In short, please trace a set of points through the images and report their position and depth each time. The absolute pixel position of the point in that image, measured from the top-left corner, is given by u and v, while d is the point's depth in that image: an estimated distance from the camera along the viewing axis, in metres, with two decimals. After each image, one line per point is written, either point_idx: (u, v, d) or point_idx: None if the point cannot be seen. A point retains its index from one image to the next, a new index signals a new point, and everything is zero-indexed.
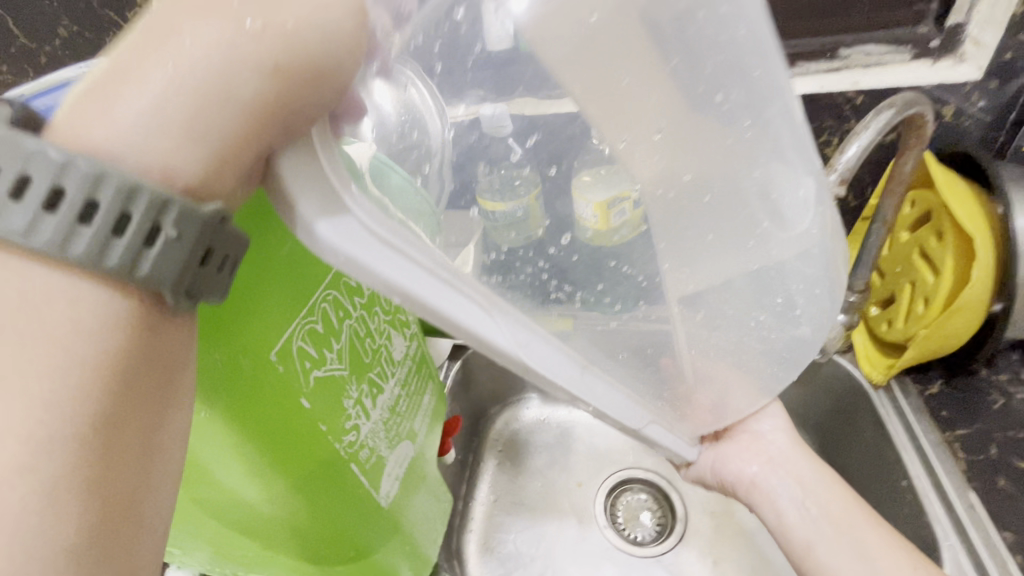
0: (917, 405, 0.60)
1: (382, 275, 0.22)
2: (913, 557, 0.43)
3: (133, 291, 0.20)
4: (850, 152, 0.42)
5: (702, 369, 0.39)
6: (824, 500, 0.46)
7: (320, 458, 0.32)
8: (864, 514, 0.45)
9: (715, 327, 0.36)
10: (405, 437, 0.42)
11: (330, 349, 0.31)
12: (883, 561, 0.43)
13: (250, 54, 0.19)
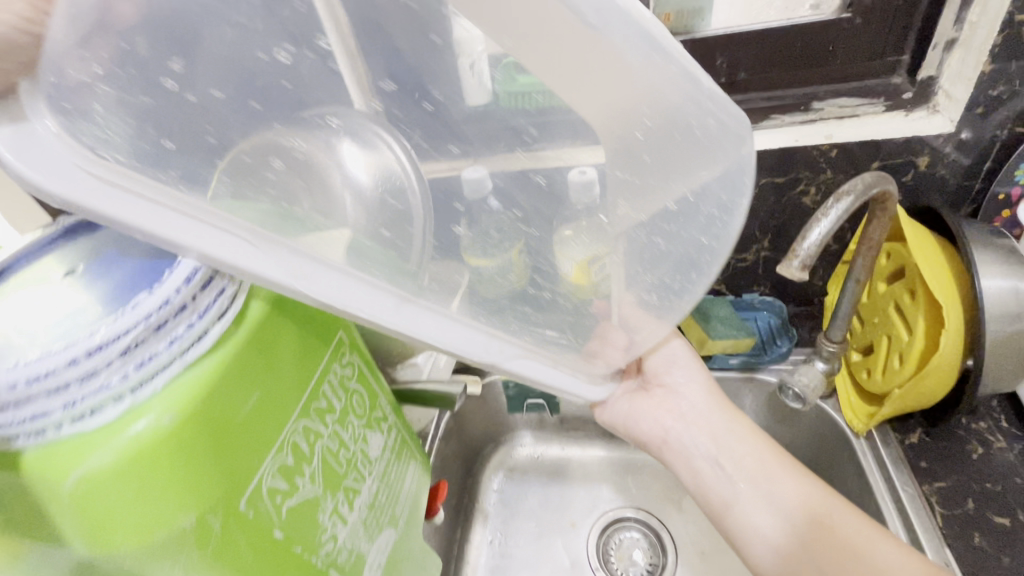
0: (896, 456, 0.61)
1: (100, 210, 0.22)
2: (812, 486, 0.50)
3: None
4: (811, 238, 0.42)
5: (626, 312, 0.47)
6: (730, 447, 0.53)
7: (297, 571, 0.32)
8: (773, 456, 0.52)
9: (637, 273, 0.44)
10: (386, 525, 0.44)
11: (302, 475, 0.32)
12: (784, 496, 0.49)
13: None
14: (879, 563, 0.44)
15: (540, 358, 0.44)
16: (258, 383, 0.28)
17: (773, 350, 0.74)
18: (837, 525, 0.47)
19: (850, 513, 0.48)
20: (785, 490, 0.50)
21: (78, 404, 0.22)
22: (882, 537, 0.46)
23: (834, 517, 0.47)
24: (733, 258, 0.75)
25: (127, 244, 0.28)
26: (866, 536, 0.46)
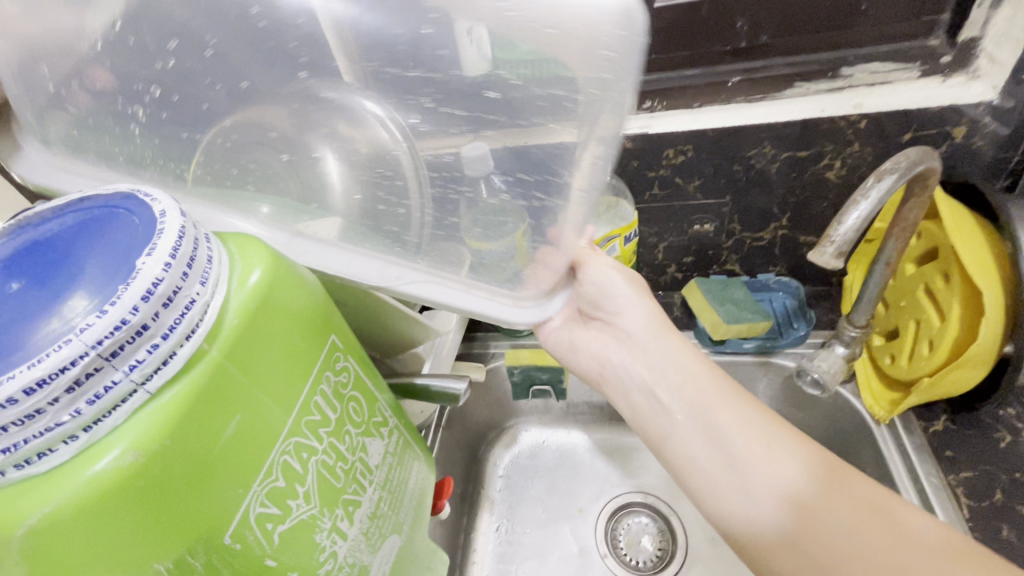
0: (920, 445, 0.58)
1: None
2: (753, 411, 0.46)
3: None
4: (849, 221, 0.38)
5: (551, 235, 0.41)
6: (671, 376, 0.51)
7: None
8: (718, 390, 0.48)
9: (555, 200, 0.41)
10: (391, 532, 0.41)
11: (295, 497, 0.30)
12: (719, 421, 0.46)
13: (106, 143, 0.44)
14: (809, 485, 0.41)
15: (454, 284, 0.42)
16: (239, 405, 0.25)
17: (790, 333, 0.70)
18: (771, 448, 0.43)
19: (789, 436, 0.44)
20: (720, 415, 0.47)
21: (22, 448, 0.19)
22: (818, 459, 0.42)
23: (769, 442, 0.44)
24: (749, 237, 0.71)
25: (86, 249, 0.24)
26: (802, 460, 0.42)
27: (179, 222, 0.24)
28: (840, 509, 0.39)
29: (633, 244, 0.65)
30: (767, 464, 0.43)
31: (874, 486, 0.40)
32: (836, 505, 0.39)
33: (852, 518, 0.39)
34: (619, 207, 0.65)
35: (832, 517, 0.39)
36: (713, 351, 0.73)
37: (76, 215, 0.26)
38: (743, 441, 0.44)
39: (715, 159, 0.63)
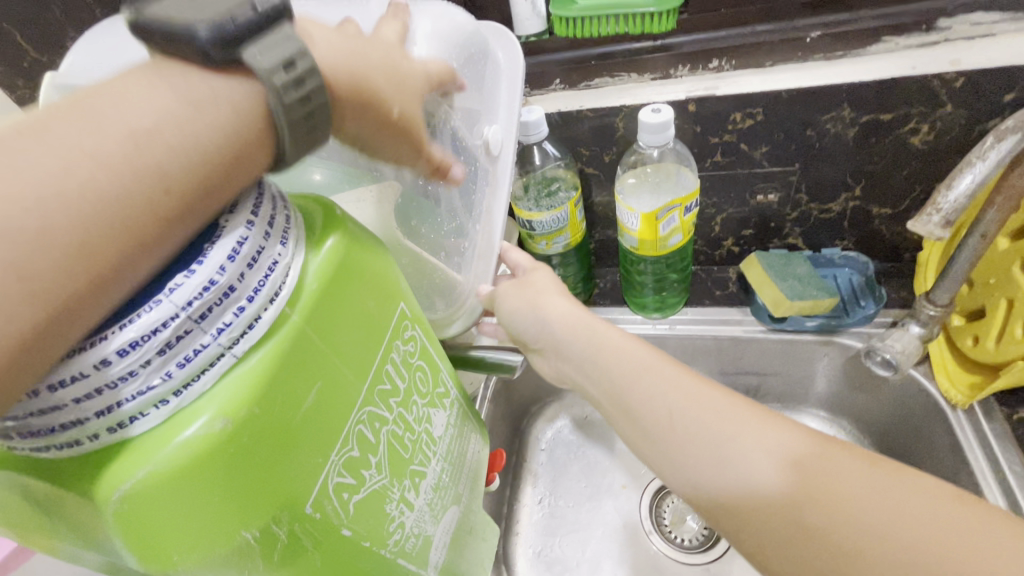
0: (1002, 431, 0.54)
1: None
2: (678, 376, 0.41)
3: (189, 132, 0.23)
4: (959, 189, 0.35)
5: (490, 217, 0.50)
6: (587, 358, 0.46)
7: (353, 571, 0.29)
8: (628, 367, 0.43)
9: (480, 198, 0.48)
10: (451, 504, 0.41)
11: (369, 467, 0.29)
12: (645, 394, 0.41)
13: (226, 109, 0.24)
14: (754, 449, 0.35)
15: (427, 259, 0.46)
16: (318, 372, 0.24)
17: (857, 312, 0.66)
18: (705, 413, 0.38)
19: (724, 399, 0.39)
20: (646, 387, 0.41)
21: (115, 412, 0.18)
22: (758, 416, 0.37)
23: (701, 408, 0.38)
24: (816, 209, 0.67)
25: None
26: (743, 418, 0.37)
27: None
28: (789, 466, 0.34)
29: (693, 215, 0.61)
30: (701, 432, 0.37)
31: (820, 437, 0.36)
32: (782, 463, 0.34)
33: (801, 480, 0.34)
34: (679, 175, 0.62)
35: (777, 479, 0.34)
36: (772, 328, 0.70)
37: None
38: (676, 411, 0.39)
39: (786, 123, 0.59)
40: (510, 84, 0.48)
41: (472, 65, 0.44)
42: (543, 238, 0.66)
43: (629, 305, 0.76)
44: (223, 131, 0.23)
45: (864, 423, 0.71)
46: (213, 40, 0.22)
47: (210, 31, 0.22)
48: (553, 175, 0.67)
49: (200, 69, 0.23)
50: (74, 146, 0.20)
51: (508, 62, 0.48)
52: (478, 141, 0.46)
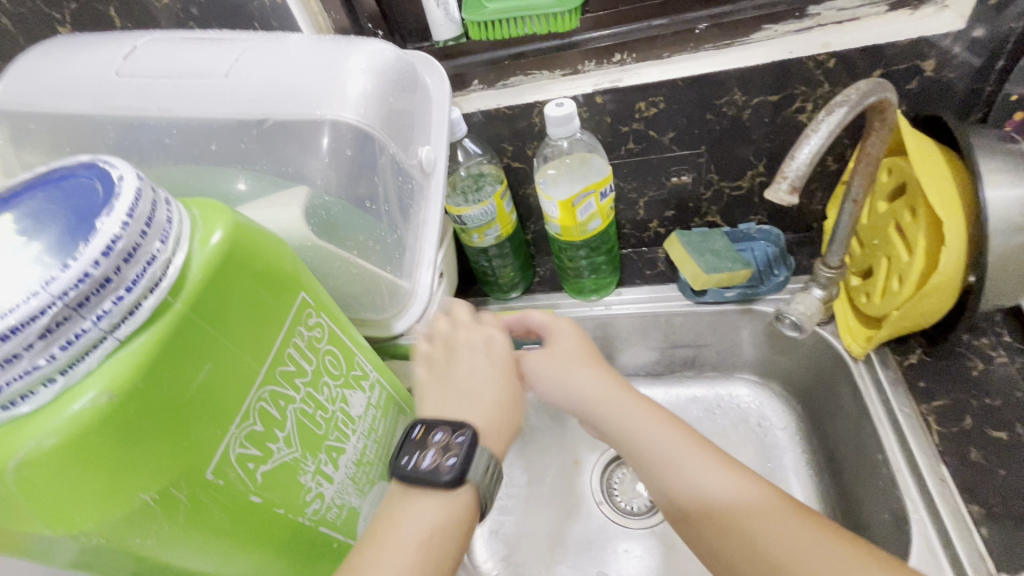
0: (894, 378, 0.60)
1: None
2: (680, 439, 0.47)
3: (436, 502, 0.39)
4: (801, 156, 0.40)
5: (423, 226, 0.54)
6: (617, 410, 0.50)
7: (268, 535, 0.33)
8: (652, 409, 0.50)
9: (413, 208, 0.53)
10: (379, 478, 0.44)
11: (275, 440, 0.32)
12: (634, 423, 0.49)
13: (448, 496, 0.40)
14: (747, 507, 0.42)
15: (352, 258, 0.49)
16: (208, 354, 0.27)
17: (770, 280, 0.71)
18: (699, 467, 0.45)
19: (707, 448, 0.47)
20: (636, 426, 0.49)
21: (4, 391, 0.22)
22: (754, 482, 0.44)
23: (678, 448, 0.46)
24: (727, 187, 0.72)
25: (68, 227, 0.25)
26: (712, 465, 0.45)
27: (132, 173, 0.26)
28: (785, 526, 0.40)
29: (610, 200, 0.66)
30: (688, 480, 0.45)
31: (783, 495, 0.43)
32: (755, 514, 0.42)
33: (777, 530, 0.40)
34: (592, 161, 0.66)
35: (790, 511, 0.41)
36: (696, 301, 0.75)
37: (33, 176, 0.28)
38: (696, 470, 0.45)
39: (688, 110, 0.64)
40: (439, 107, 0.56)
41: (405, 90, 0.50)
42: (475, 232, 0.69)
43: (568, 290, 0.81)
44: (457, 515, 0.39)
45: (790, 384, 0.77)
46: (448, 471, 0.39)
47: (447, 474, 0.39)
48: (479, 170, 0.70)
49: (441, 490, 0.39)
50: (388, 564, 0.36)
51: (442, 90, 0.56)
52: (412, 162, 0.51)
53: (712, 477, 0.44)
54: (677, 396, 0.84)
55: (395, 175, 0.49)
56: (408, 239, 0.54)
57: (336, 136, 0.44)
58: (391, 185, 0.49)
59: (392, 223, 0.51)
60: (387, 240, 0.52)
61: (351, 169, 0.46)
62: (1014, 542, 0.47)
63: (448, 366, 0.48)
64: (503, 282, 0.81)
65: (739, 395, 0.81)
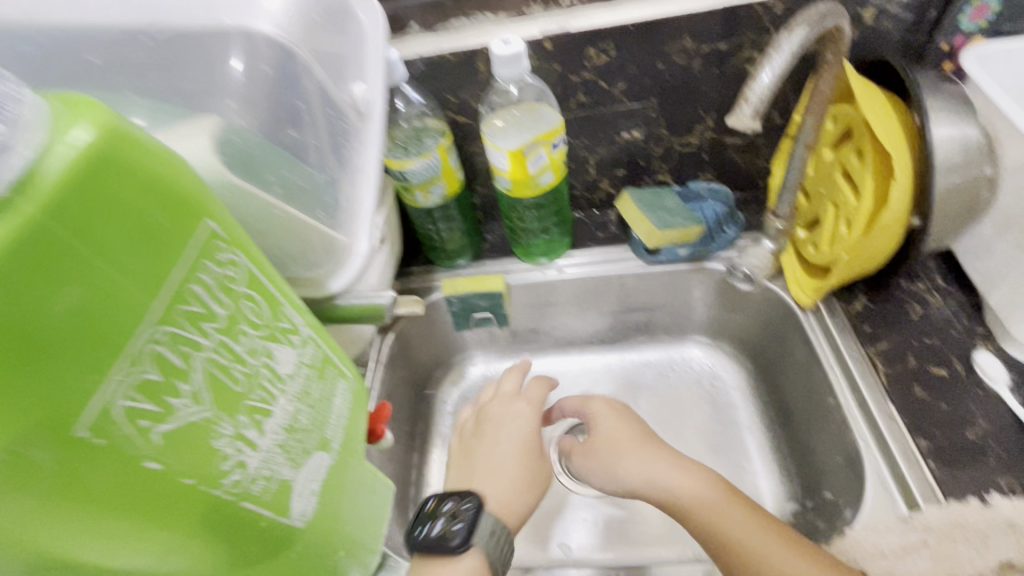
0: (842, 324, 0.61)
1: None
2: (661, 457, 0.53)
3: (462, 555, 0.46)
4: (763, 80, 0.38)
5: (359, 173, 0.49)
6: (609, 441, 0.55)
7: (173, 509, 0.27)
8: (641, 434, 0.55)
9: (346, 151, 0.48)
10: (316, 449, 0.38)
11: (177, 394, 0.27)
12: (597, 443, 0.56)
13: (473, 553, 0.47)
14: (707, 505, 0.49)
15: (275, 202, 0.42)
16: (76, 276, 0.23)
17: (721, 237, 0.71)
18: (673, 479, 0.51)
19: (664, 449, 0.54)
20: (616, 445, 0.55)
21: None
22: (721, 488, 0.49)
23: (641, 451, 0.53)
24: (677, 143, 0.70)
25: None
26: (687, 476, 0.51)
27: None
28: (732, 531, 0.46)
29: (561, 152, 0.62)
30: (667, 494, 0.50)
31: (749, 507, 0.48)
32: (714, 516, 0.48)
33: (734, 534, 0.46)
34: (541, 112, 0.62)
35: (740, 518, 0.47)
36: (649, 261, 0.73)
37: None
38: (670, 486, 0.50)
39: (638, 58, 0.61)
40: (376, 42, 0.49)
41: (335, 16, 0.46)
42: (418, 189, 0.64)
43: (519, 256, 0.77)
44: (479, 559, 0.46)
45: (740, 342, 0.77)
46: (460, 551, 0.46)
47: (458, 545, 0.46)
48: (420, 123, 0.65)
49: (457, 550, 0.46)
50: None
51: (377, 19, 0.49)
52: (345, 97, 0.46)
53: (668, 475, 0.51)
54: (631, 362, 0.83)
55: (324, 106, 0.44)
56: (341, 186, 0.49)
57: (249, 49, 0.39)
58: (319, 118, 0.45)
59: (321, 163, 0.47)
60: (319, 183, 0.47)
61: (269, 93, 0.42)
62: (961, 471, 0.48)
63: (487, 440, 0.57)
64: (450, 248, 0.76)
65: (692, 358, 0.81)
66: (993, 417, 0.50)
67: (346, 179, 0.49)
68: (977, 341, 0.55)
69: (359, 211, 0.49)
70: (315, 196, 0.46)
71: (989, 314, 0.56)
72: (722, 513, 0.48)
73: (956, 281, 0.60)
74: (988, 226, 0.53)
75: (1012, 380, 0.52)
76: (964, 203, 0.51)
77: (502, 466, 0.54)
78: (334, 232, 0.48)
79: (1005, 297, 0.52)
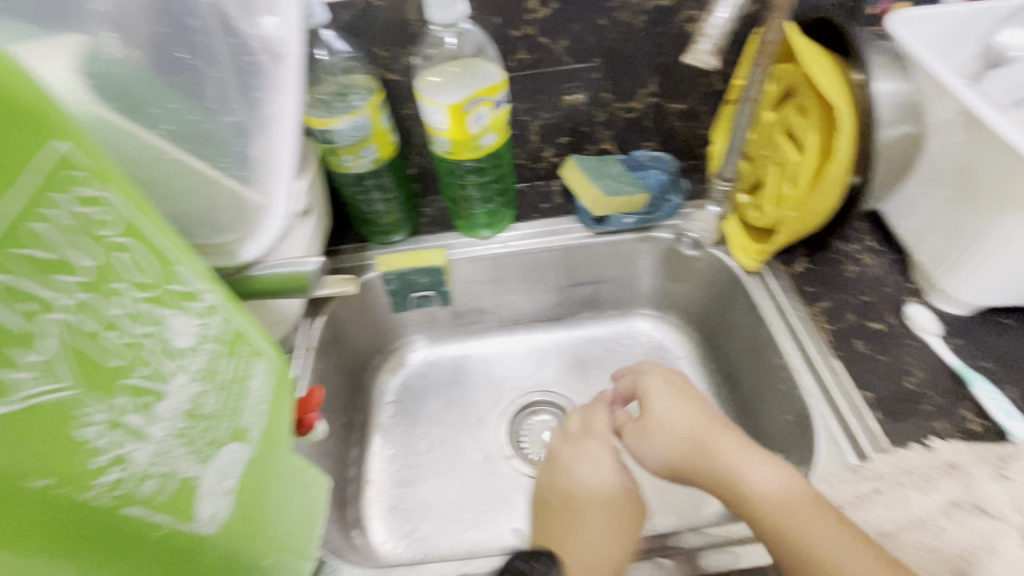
0: (784, 286, 0.61)
1: None
2: (737, 444, 0.45)
3: None
4: (721, 17, 0.35)
5: (275, 120, 0.43)
6: (672, 420, 0.48)
7: (25, 526, 0.20)
8: (716, 421, 0.47)
9: (255, 93, 0.41)
10: (227, 439, 0.32)
11: (15, 368, 0.20)
12: (651, 423, 0.49)
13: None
14: (774, 494, 0.41)
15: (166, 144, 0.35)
16: None
17: (666, 205, 0.70)
18: (740, 465, 0.43)
19: (737, 439, 0.45)
20: (685, 428, 0.47)
21: None
22: (791, 472, 0.42)
23: (709, 441, 0.46)
24: (621, 109, 0.68)
25: None
26: (761, 465, 0.43)
27: None
28: (792, 520, 0.39)
29: (504, 111, 0.58)
30: (733, 481, 0.43)
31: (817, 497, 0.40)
32: (778, 506, 0.40)
33: (798, 526, 0.38)
34: (480, 67, 0.57)
35: (802, 506, 0.39)
36: (596, 231, 0.71)
37: None
38: (735, 476, 0.43)
39: (580, 13, 0.58)
40: None
41: None
42: (347, 152, 0.58)
43: (460, 230, 0.73)
44: None
45: (685, 313, 0.77)
46: None
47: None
48: (345, 79, 0.58)
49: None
50: None
51: None
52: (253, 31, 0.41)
53: (736, 467, 0.43)
54: (579, 339, 0.81)
55: (225, 37, 0.39)
56: (255, 135, 0.41)
57: None
58: (221, 50, 0.38)
59: (229, 106, 0.39)
60: (227, 131, 0.39)
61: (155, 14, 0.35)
62: (902, 419, 0.49)
63: (568, 493, 0.50)
64: (386, 223, 0.70)
65: (639, 331, 0.80)
66: (926, 365, 0.52)
67: (260, 125, 0.41)
68: (907, 296, 0.58)
69: (277, 164, 0.43)
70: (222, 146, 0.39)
71: (916, 268, 0.58)
72: (793, 510, 0.39)
73: (885, 241, 0.63)
74: (916, 184, 0.55)
75: (940, 331, 0.54)
76: (903, 153, 0.51)
77: (591, 529, 0.47)
78: (247, 189, 0.41)
79: (932, 251, 0.55)
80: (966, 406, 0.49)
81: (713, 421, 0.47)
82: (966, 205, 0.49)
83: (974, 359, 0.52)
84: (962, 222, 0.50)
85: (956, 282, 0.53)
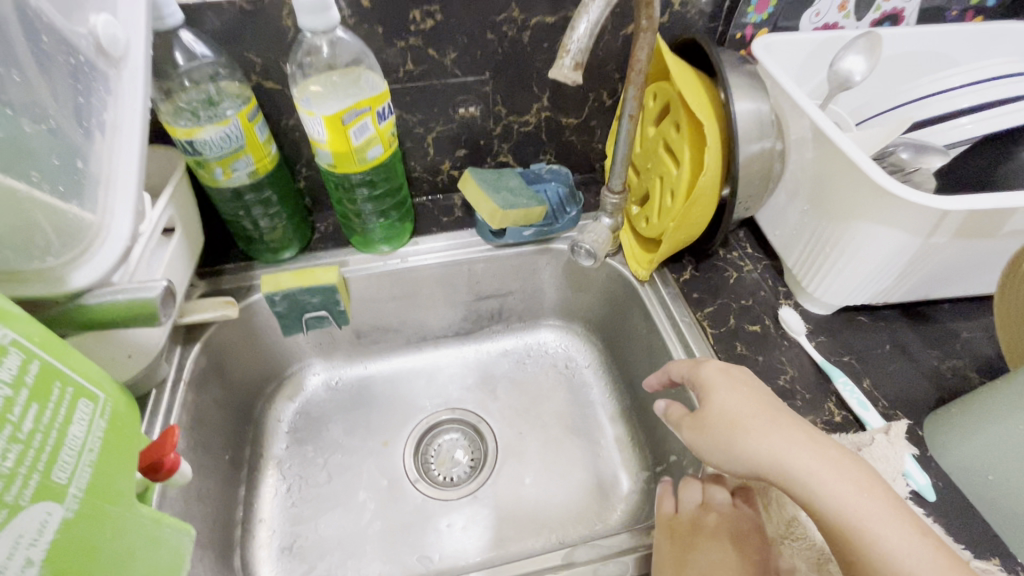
0: (674, 293, 0.64)
1: None
2: (802, 438, 0.42)
3: None
4: (580, 30, 0.36)
5: (115, 135, 0.39)
6: (731, 413, 0.45)
7: None
8: (781, 414, 0.45)
9: (84, 101, 0.37)
10: (37, 497, 0.28)
11: None
12: (710, 416, 0.46)
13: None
14: (841, 497, 0.39)
15: None
16: None
17: (565, 217, 0.71)
18: (805, 459, 0.41)
19: (803, 430, 0.43)
20: (741, 419, 0.45)
21: None
22: (846, 464, 0.41)
23: (748, 429, 0.44)
24: (516, 122, 0.69)
25: None
26: (829, 461, 0.41)
27: None
28: (861, 524, 0.38)
29: (389, 123, 0.56)
30: (797, 480, 0.41)
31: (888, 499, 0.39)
32: (849, 508, 0.39)
33: (871, 529, 0.38)
34: (364, 78, 0.55)
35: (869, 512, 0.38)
36: (496, 244, 0.71)
37: None
38: (798, 475, 0.41)
39: (467, 26, 0.58)
40: None
41: None
42: (218, 165, 0.53)
43: (356, 246, 0.69)
44: None
45: (589, 322, 0.79)
46: None
47: None
48: (208, 85, 0.53)
49: None
50: None
51: None
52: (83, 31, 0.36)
53: (803, 464, 0.41)
54: (488, 354, 0.80)
55: (47, 36, 0.34)
56: (84, 147, 0.37)
57: None
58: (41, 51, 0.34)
59: (48, 113, 0.35)
60: (46, 142, 0.35)
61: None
62: None
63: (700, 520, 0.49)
64: (272, 240, 0.65)
65: (546, 343, 0.81)
66: (796, 364, 0.56)
67: (91, 138, 0.37)
68: (780, 299, 0.62)
69: (119, 181, 0.39)
70: (38, 158, 0.34)
71: (787, 273, 0.62)
72: (865, 513, 0.38)
73: (762, 247, 0.67)
74: (782, 195, 0.60)
75: (808, 330, 0.58)
76: (763, 169, 0.55)
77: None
78: (76, 207, 0.36)
79: (799, 257, 0.59)
80: (831, 400, 0.53)
81: (776, 413, 0.44)
82: (822, 215, 0.54)
83: (835, 356, 0.57)
84: (819, 230, 0.54)
85: (820, 285, 0.57)
